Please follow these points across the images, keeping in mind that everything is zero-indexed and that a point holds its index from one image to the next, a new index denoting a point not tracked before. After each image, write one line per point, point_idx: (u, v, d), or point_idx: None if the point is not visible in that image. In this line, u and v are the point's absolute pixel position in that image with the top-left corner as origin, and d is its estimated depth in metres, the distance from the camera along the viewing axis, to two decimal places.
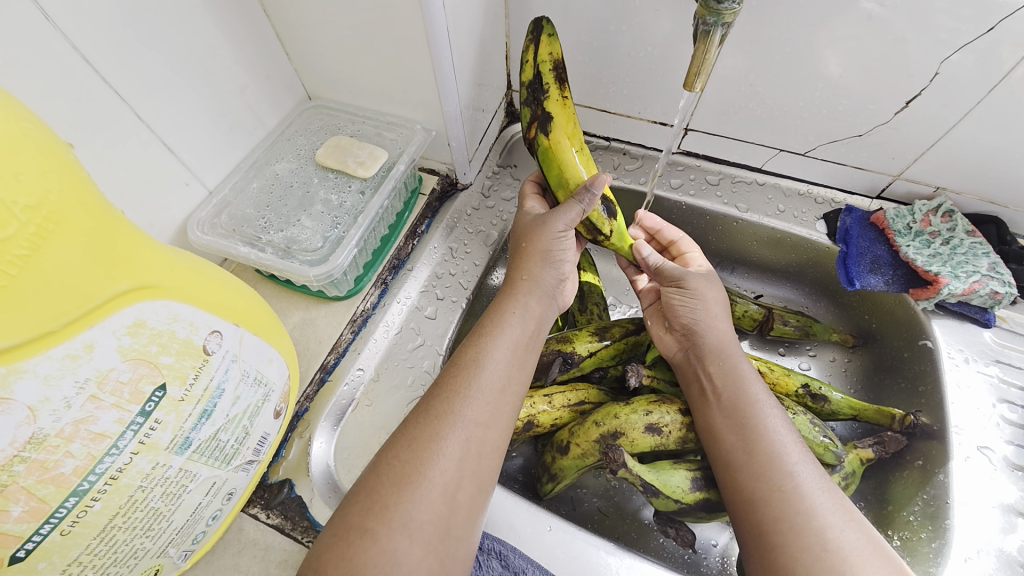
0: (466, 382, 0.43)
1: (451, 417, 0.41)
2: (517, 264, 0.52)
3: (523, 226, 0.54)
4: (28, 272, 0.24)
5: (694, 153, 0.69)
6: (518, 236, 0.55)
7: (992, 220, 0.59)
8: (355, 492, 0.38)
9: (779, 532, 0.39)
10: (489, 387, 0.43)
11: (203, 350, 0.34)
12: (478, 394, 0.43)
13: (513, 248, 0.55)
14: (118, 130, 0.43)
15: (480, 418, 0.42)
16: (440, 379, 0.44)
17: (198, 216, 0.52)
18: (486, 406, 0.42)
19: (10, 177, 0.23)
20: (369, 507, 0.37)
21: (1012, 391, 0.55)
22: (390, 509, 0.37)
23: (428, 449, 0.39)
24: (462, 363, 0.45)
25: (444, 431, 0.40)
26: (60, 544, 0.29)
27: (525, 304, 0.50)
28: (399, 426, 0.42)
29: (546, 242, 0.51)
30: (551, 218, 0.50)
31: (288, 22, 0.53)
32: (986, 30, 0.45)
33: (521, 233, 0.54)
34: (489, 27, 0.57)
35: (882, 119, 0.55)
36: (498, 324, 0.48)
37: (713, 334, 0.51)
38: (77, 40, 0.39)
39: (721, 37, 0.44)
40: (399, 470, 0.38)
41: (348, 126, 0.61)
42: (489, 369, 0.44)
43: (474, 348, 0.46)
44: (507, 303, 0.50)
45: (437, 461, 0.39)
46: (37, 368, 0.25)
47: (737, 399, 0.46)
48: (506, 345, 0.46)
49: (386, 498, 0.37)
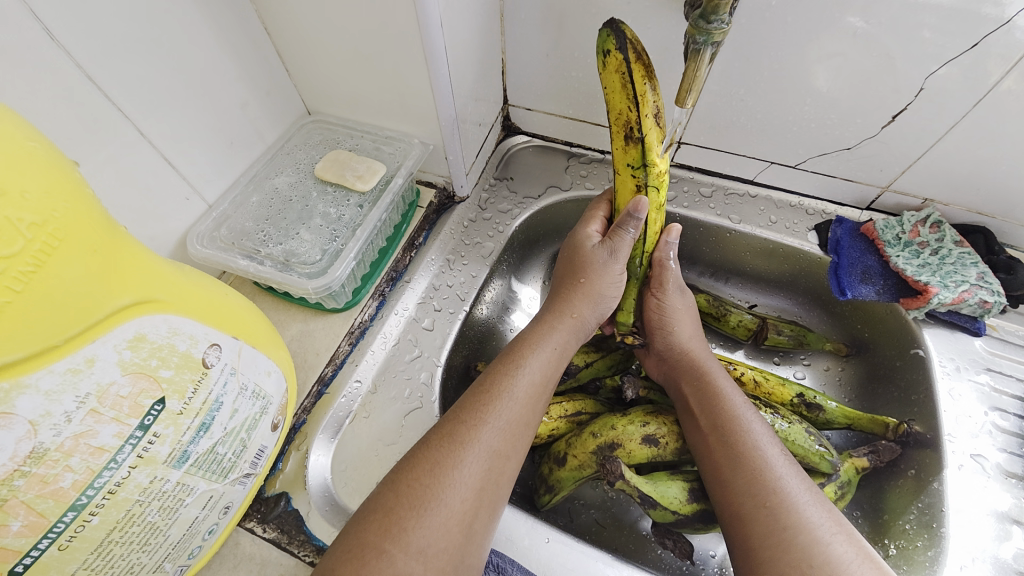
0: (492, 410, 0.43)
1: (474, 445, 0.41)
2: (569, 297, 0.52)
3: (583, 255, 0.53)
4: (33, 289, 0.24)
5: (687, 166, 0.70)
6: (572, 268, 0.54)
7: (980, 230, 0.60)
8: (370, 509, 0.38)
9: (764, 549, 0.39)
10: (517, 419, 0.44)
11: (202, 364, 0.34)
12: (502, 424, 0.43)
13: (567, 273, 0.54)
14: (120, 145, 0.44)
15: (501, 448, 0.42)
16: (466, 405, 0.44)
17: (198, 229, 0.52)
18: (507, 437, 0.43)
19: (17, 195, 0.23)
20: (386, 527, 0.37)
21: (1004, 399, 0.56)
22: (407, 532, 0.36)
23: (448, 475, 0.39)
24: (493, 390, 0.45)
25: (464, 456, 0.41)
26: (58, 558, 0.29)
27: (561, 337, 0.50)
28: (419, 446, 0.42)
29: (605, 284, 0.52)
30: (614, 260, 0.51)
31: (290, 40, 0.54)
32: (968, 46, 0.46)
33: (577, 265, 0.53)
34: (486, 44, 0.59)
35: (869, 132, 0.57)
36: (532, 352, 0.48)
37: (687, 355, 0.52)
38: (84, 57, 0.39)
39: (711, 56, 0.45)
40: (418, 493, 0.38)
41: (346, 140, 0.62)
42: (519, 400, 0.45)
43: (507, 376, 0.46)
44: (546, 334, 0.50)
45: (457, 488, 0.39)
46: (39, 382, 0.25)
47: (726, 416, 0.46)
48: (538, 379, 0.47)
49: (404, 520, 0.37)
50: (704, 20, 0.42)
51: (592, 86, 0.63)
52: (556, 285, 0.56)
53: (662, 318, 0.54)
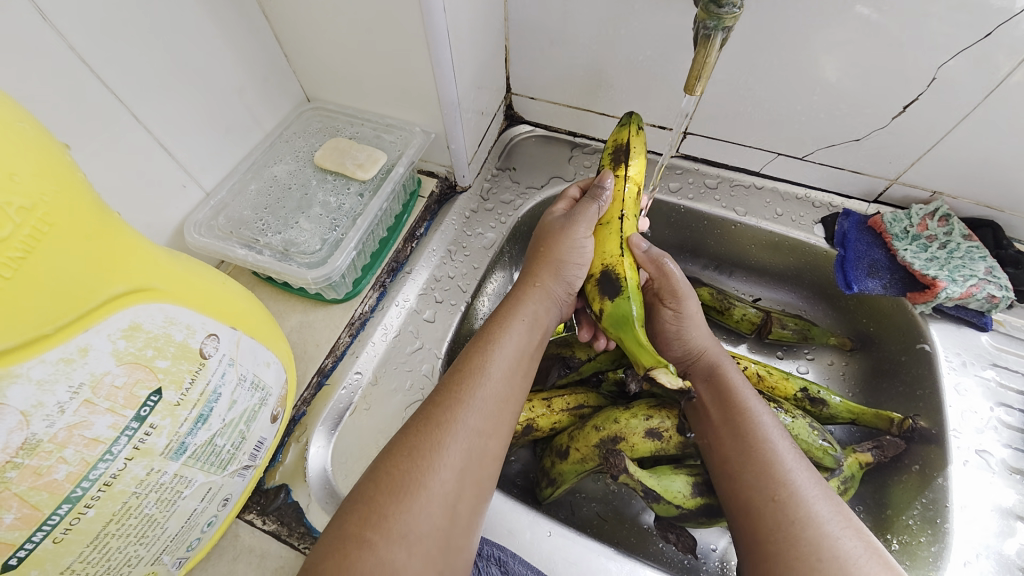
0: (469, 387, 0.43)
1: (454, 425, 0.41)
2: (536, 270, 0.53)
3: (549, 228, 0.54)
4: (22, 275, 0.23)
5: (692, 157, 0.69)
6: (540, 241, 0.55)
7: (988, 224, 0.59)
8: (352, 500, 0.37)
9: (774, 542, 0.39)
10: (494, 397, 0.44)
11: (199, 354, 0.34)
12: (482, 401, 0.43)
13: (532, 250, 0.55)
14: (114, 131, 0.43)
15: (482, 427, 0.42)
16: (444, 387, 0.44)
17: (195, 217, 0.51)
18: (486, 415, 0.42)
19: (6, 178, 0.23)
20: (366, 516, 0.36)
21: (1009, 395, 0.55)
22: (388, 519, 0.36)
23: (426, 459, 0.39)
24: (467, 369, 0.45)
25: (443, 437, 0.40)
26: (53, 551, 0.29)
27: (534, 310, 0.51)
28: (399, 434, 0.41)
29: (570, 252, 0.52)
30: (575, 223, 0.52)
31: (287, 23, 0.53)
32: (981, 36, 0.45)
33: (543, 241, 0.54)
34: (488, 30, 0.57)
35: (879, 123, 0.55)
36: (505, 331, 0.48)
37: (703, 355, 0.51)
38: (74, 38, 0.38)
39: (722, 41, 0.44)
40: (400, 479, 0.38)
41: (346, 128, 0.61)
42: (496, 377, 0.44)
43: (482, 354, 0.46)
44: (517, 311, 0.50)
45: (439, 470, 0.39)
46: (30, 372, 0.25)
47: (735, 411, 0.46)
48: (514, 355, 0.47)
49: (384, 508, 0.36)
50: (714, 4, 0.41)
51: (597, 74, 0.62)
52: (527, 261, 0.56)
53: (678, 325, 0.52)
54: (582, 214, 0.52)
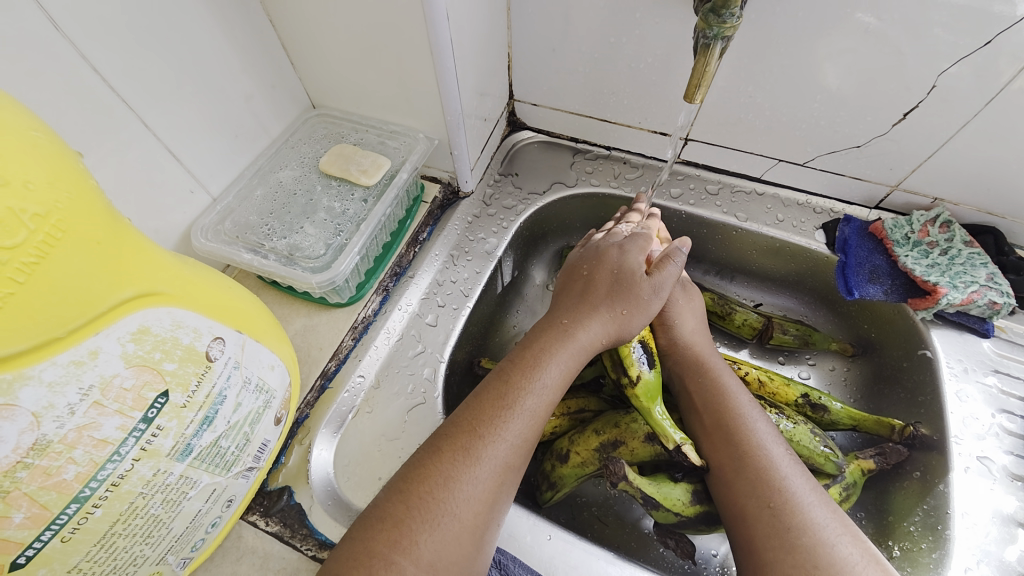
0: (507, 424, 0.43)
1: (489, 459, 0.41)
2: (598, 313, 0.50)
3: (631, 283, 0.51)
4: (35, 280, 0.24)
5: (694, 163, 0.70)
6: (618, 286, 0.52)
7: (990, 230, 0.59)
8: (377, 517, 0.38)
9: (771, 549, 0.39)
10: (528, 433, 0.44)
11: (206, 357, 0.34)
12: (516, 440, 0.43)
13: (600, 294, 0.52)
14: (124, 138, 0.44)
15: (511, 461, 0.42)
16: (473, 412, 0.44)
17: (201, 222, 0.52)
18: (518, 450, 0.43)
19: (20, 185, 0.23)
20: (395, 539, 0.37)
21: (1011, 401, 0.55)
22: (417, 545, 0.37)
23: (460, 488, 0.39)
24: (503, 402, 0.44)
25: (476, 471, 0.40)
26: (61, 550, 0.29)
27: (584, 349, 0.49)
28: (428, 455, 0.41)
29: (642, 318, 0.50)
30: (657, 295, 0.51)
31: (294, 32, 0.54)
32: (982, 43, 0.45)
33: (620, 290, 0.51)
34: (491, 38, 0.58)
35: (879, 130, 0.56)
36: (548, 365, 0.47)
37: (692, 351, 0.52)
38: (86, 47, 0.39)
39: (721, 50, 0.45)
40: (429, 506, 0.38)
41: (351, 134, 0.62)
42: (532, 415, 0.45)
43: (521, 389, 0.45)
44: (563, 346, 0.49)
45: (469, 500, 0.39)
46: (42, 374, 0.25)
47: (729, 415, 0.46)
48: (553, 396, 0.47)
49: (414, 533, 0.37)
50: (714, 14, 0.42)
51: (599, 81, 0.63)
52: (584, 288, 0.53)
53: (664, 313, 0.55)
54: (664, 282, 0.51)
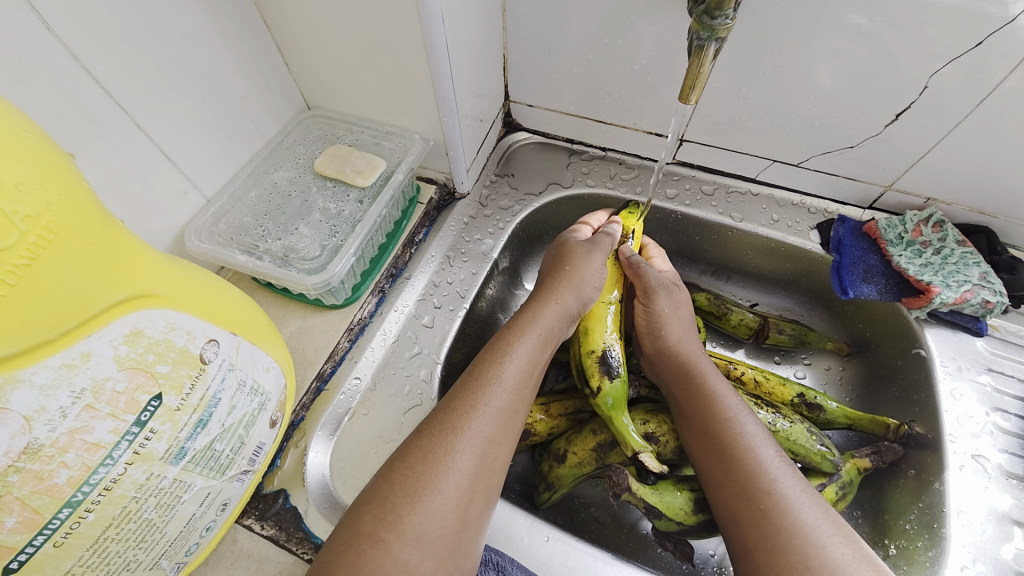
0: (483, 397, 0.44)
1: (466, 432, 0.41)
2: (553, 284, 0.53)
3: (569, 247, 0.56)
4: (27, 282, 0.24)
5: (689, 163, 0.70)
6: (557, 260, 0.56)
7: (982, 230, 0.59)
8: (366, 500, 0.38)
9: (764, 549, 0.39)
10: (507, 404, 0.44)
11: (199, 359, 0.34)
12: (493, 411, 0.43)
13: (552, 269, 0.56)
14: (117, 138, 0.43)
15: (493, 435, 0.43)
16: (456, 394, 0.44)
17: (196, 224, 0.52)
18: (497, 422, 0.43)
19: (11, 187, 0.23)
20: (380, 516, 0.37)
21: (1005, 399, 0.56)
22: (403, 520, 0.36)
23: (441, 463, 0.39)
24: (482, 378, 0.45)
25: (456, 443, 0.41)
26: (53, 555, 0.29)
27: (547, 322, 0.50)
28: (412, 436, 0.42)
29: (588, 272, 0.54)
30: (596, 251, 0.55)
31: (288, 33, 0.54)
32: (974, 44, 0.46)
33: (563, 257, 0.55)
34: (487, 39, 0.58)
35: (873, 131, 0.56)
36: (518, 340, 0.48)
37: (680, 355, 0.52)
38: (77, 48, 0.39)
39: (716, 51, 0.45)
40: (412, 481, 0.38)
41: (346, 135, 0.62)
42: (508, 386, 0.45)
43: (495, 364, 0.46)
44: (531, 320, 0.50)
45: (451, 474, 0.39)
46: (33, 377, 0.25)
47: (715, 412, 0.47)
48: (525, 366, 0.47)
49: (398, 508, 0.37)
50: (708, 16, 0.42)
51: (594, 82, 0.63)
52: (542, 279, 0.57)
53: (650, 321, 0.54)
54: (601, 243, 0.56)
